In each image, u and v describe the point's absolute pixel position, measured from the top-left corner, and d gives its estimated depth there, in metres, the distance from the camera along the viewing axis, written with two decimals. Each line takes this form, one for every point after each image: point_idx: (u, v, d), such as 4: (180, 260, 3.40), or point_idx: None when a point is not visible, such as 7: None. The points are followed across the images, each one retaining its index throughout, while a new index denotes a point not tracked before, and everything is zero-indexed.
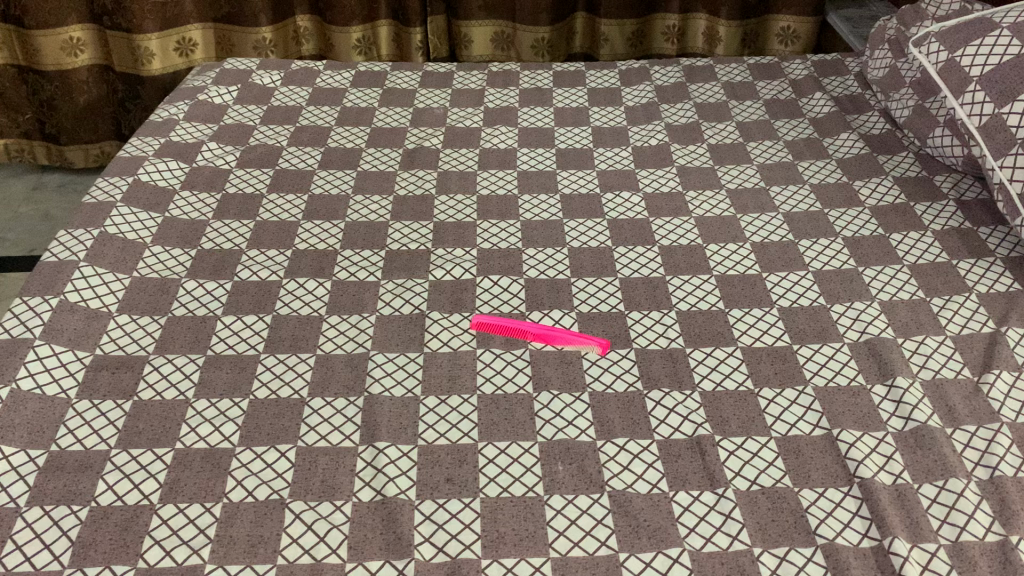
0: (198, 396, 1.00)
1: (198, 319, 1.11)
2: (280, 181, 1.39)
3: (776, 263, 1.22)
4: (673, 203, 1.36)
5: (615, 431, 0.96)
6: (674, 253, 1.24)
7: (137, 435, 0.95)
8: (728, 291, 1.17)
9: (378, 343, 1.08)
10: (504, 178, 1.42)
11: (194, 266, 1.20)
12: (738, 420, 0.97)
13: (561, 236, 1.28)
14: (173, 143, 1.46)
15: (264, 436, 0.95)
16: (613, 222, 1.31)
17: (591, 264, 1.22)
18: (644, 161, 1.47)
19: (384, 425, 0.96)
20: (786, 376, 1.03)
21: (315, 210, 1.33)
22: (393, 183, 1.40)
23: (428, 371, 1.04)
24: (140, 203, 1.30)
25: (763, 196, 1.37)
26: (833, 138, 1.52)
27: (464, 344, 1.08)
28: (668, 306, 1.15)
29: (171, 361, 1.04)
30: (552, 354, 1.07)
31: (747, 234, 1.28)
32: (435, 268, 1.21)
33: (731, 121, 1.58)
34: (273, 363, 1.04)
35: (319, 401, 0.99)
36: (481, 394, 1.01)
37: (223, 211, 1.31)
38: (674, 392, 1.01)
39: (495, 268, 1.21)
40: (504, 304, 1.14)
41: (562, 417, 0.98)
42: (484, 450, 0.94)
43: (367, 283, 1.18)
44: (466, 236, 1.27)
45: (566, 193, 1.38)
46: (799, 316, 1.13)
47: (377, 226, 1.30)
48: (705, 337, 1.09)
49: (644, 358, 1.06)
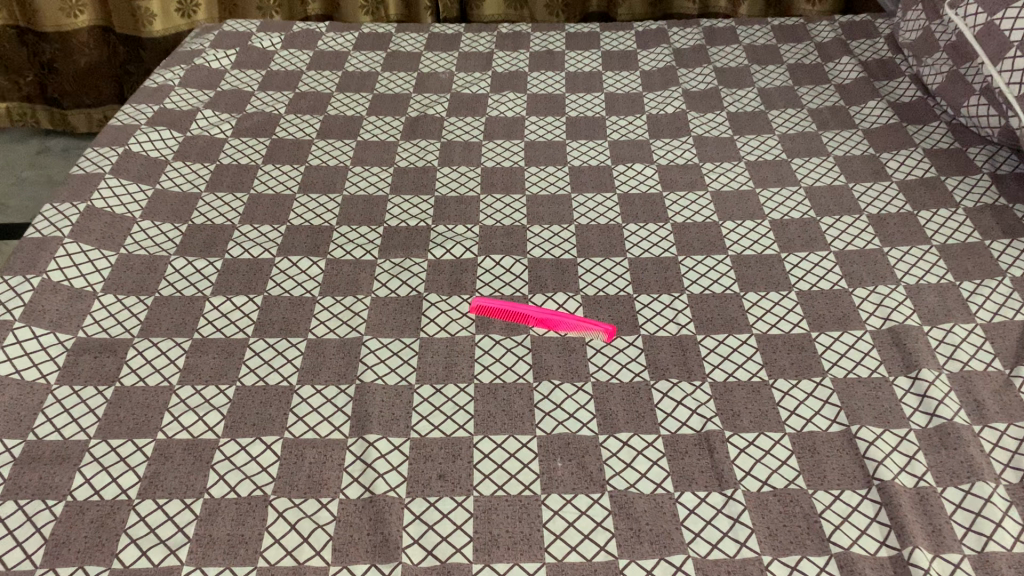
0: (183, 383, 0.95)
1: (186, 300, 1.06)
2: (276, 151, 1.34)
3: (796, 243, 1.15)
4: (688, 176, 1.29)
5: (619, 425, 0.91)
6: (688, 231, 1.18)
7: (118, 424, 0.91)
8: (743, 273, 1.11)
9: (373, 327, 1.03)
10: (510, 149, 1.36)
11: (184, 242, 1.15)
12: (750, 414, 0.92)
13: (568, 213, 1.21)
14: (166, 110, 1.40)
15: (250, 426, 0.90)
16: (624, 197, 1.25)
17: (599, 243, 1.16)
18: (659, 130, 1.40)
19: (375, 415, 0.92)
20: (803, 367, 0.97)
21: (312, 183, 1.27)
22: (394, 154, 1.34)
23: (423, 358, 0.99)
24: (130, 175, 1.25)
25: (784, 169, 1.30)
26: (860, 106, 1.43)
27: (462, 329, 1.03)
28: (679, 288, 1.09)
29: (156, 344, 1.00)
30: (556, 341, 1.01)
31: (765, 211, 1.21)
32: (435, 247, 1.15)
33: (752, 87, 1.50)
34: (262, 347, 1.00)
35: (309, 389, 0.95)
36: (478, 383, 0.96)
37: (216, 184, 1.26)
38: (683, 382, 0.96)
39: (497, 248, 1.15)
40: (506, 286, 1.09)
41: (563, 409, 0.93)
42: (480, 444, 0.89)
43: (363, 262, 1.13)
44: (469, 212, 1.22)
45: (575, 165, 1.32)
46: (819, 301, 1.06)
47: (376, 201, 1.24)
48: (717, 323, 1.03)
49: (652, 347, 1.00)
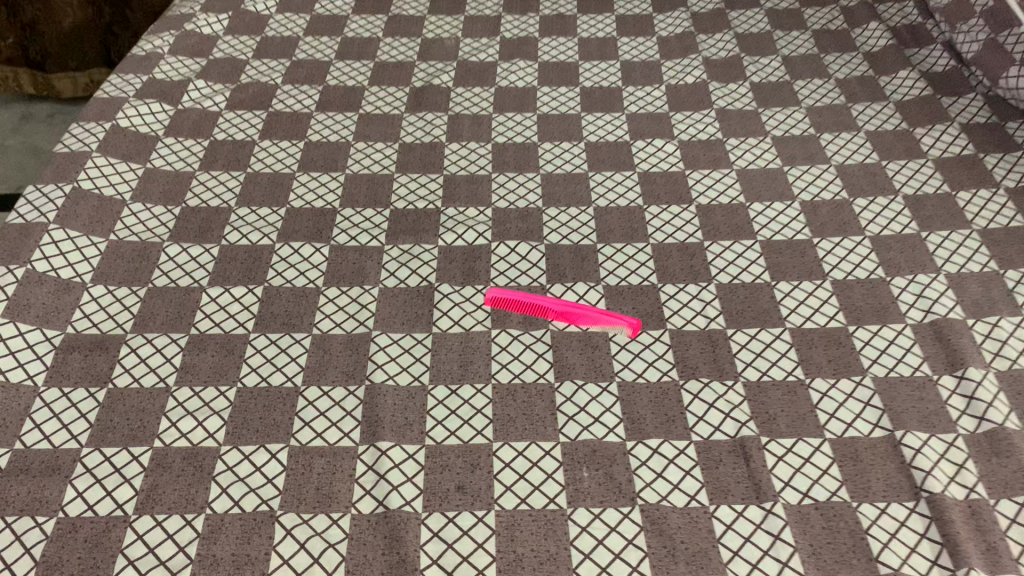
0: (180, 384, 0.89)
1: (181, 291, 0.99)
2: (274, 125, 1.26)
3: (828, 227, 1.09)
4: (712, 153, 1.22)
5: (647, 430, 0.85)
6: (713, 215, 1.11)
7: (111, 431, 0.84)
8: (773, 260, 1.04)
9: (381, 321, 0.96)
10: (522, 123, 1.28)
11: (178, 227, 1.08)
12: (787, 418, 0.86)
13: (585, 195, 1.15)
14: (156, 81, 1.32)
15: (253, 433, 0.85)
16: (645, 176, 1.18)
17: (620, 228, 1.09)
18: (679, 102, 1.32)
19: (387, 420, 0.86)
20: (841, 365, 0.91)
21: (313, 160, 1.20)
22: (399, 128, 1.26)
23: (437, 355, 0.93)
24: (119, 153, 1.17)
25: (812, 145, 1.23)
26: (891, 76, 1.35)
27: (478, 323, 0.96)
28: (706, 278, 1.02)
29: (151, 341, 0.93)
30: (577, 337, 0.95)
31: (794, 191, 1.15)
32: (445, 232, 1.08)
33: (776, 55, 1.42)
34: (264, 344, 0.93)
35: (315, 391, 0.89)
36: (496, 384, 0.90)
37: (211, 161, 1.18)
38: (714, 382, 0.90)
39: (512, 233, 1.08)
40: (522, 277, 1.02)
41: (587, 413, 0.87)
42: (500, 452, 0.83)
43: (369, 249, 1.06)
44: (480, 193, 1.15)
45: (591, 141, 1.24)
46: (855, 291, 1.00)
47: (381, 180, 1.17)
48: (748, 316, 0.97)
49: (680, 343, 0.94)
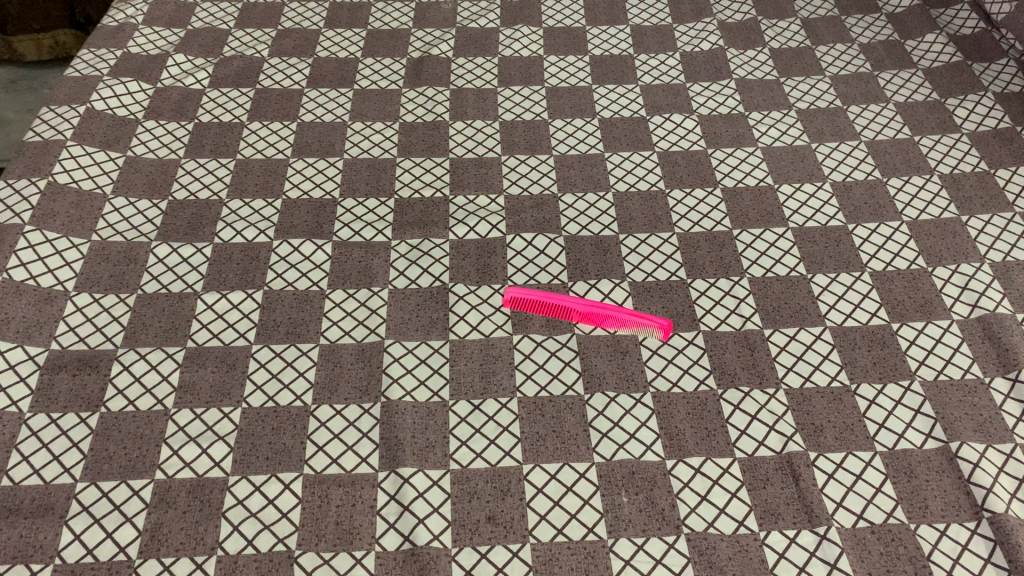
0: (180, 406, 0.82)
1: (173, 298, 0.91)
2: (262, 104, 1.16)
3: (862, 212, 1.02)
4: (734, 129, 1.14)
5: (688, 448, 0.79)
6: (740, 199, 1.04)
7: (107, 462, 0.78)
8: (808, 250, 0.98)
9: (393, 328, 0.89)
10: (530, 97, 1.19)
11: (166, 223, 0.99)
12: (834, 430, 0.81)
13: (603, 178, 1.07)
14: (131, 56, 1.21)
15: (263, 461, 0.78)
16: (664, 157, 1.10)
17: (642, 216, 1.02)
18: (695, 72, 1.24)
19: (407, 443, 0.79)
20: (887, 369, 0.86)
21: (308, 144, 1.11)
22: (398, 105, 1.17)
23: (456, 366, 0.86)
24: (96, 140, 1.08)
25: (840, 119, 1.15)
26: (917, 40, 1.28)
27: (498, 328, 0.90)
28: (738, 271, 0.96)
29: (145, 357, 0.86)
30: (605, 341, 0.89)
31: (825, 171, 1.08)
32: (456, 224, 1.01)
33: (795, 18, 1.34)
34: (269, 358, 0.86)
35: (327, 411, 0.82)
36: (522, 397, 0.83)
37: (197, 147, 1.09)
38: (754, 391, 0.84)
39: (527, 224, 1.01)
40: (542, 274, 0.95)
41: (622, 429, 0.81)
42: (531, 476, 0.77)
43: (375, 245, 0.98)
44: (490, 178, 1.07)
45: (605, 117, 1.16)
46: (896, 284, 0.94)
47: (382, 166, 1.08)
48: (785, 314, 0.91)
49: (716, 346, 0.88)
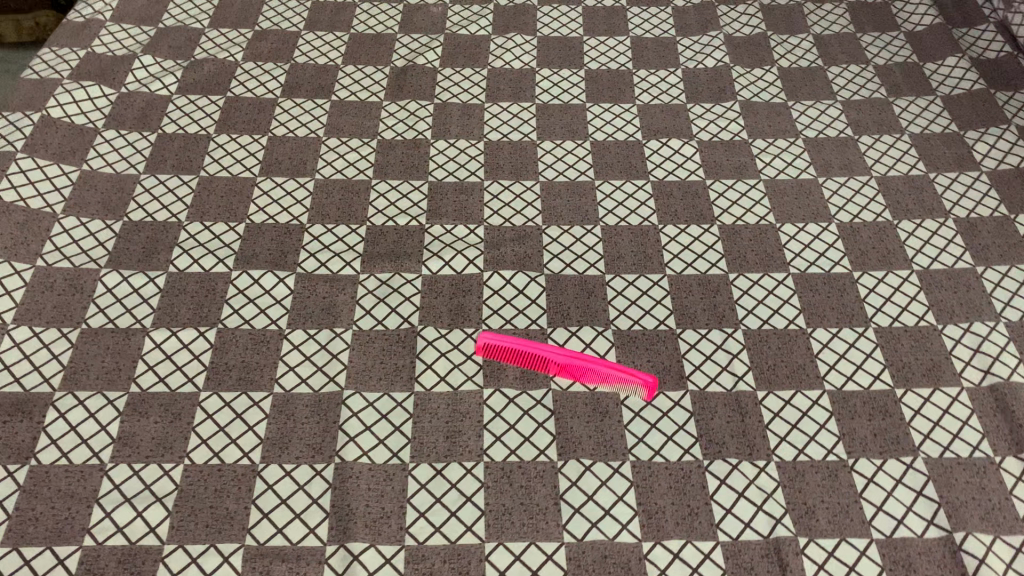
0: (117, 461, 0.75)
1: (119, 335, 0.85)
2: (231, 114, 1.09)
3: (869, 258, 0.95)
4: (736, 158, 1.07)
5: (666, 528, 0.73)
6: (738, 239, 0.97)
7: (33, 524, 0.71)
8: (808, 300, 0.91)
9: (354, 376, 0.82)
10: (519, 115, 1.12)
11: (118, 248, 0.92)
12: (828, 512, 0.74)
13: (592, 209, 1.00)
14: (94, 57, 1.14)
15: (202, 529, 0.72)
16: (659, 187, 1.03)
17: (632, 253, 0.95)
18: (697, 91, 1.16)
19: (361, 513, 0.73)
20: (889, 442, 0.79)
21: (278, 160, 1.03)
22: (377, 120, 1.10)
23: (419, 423, 0.79)
24: (49, 152, 1.01)
25: (850, 151, 1.07)
26: (937, 63, 1.19)
27: (467, 380, 0.83)
28: (731, 322, 0.88)
29: (83, 402, 0.79)
30: (584, 400, 0.82)
31: (830, 210, 1.00)
32: (431, 257, 0.93)
33: (807, 34, 1.25)
34: (218, 407, 0.80)
35: (276, 472, 0.75)
36: (488, 462, 0.77)
37: (158, 161, 1.02)
38: (743, 463, 0.77)
39: (508, 259, 0.94)
40: (519, 317, 0.88)
41: (596, 503, 0.74)
42: (493, 556, 0.71)
43: (341, 279, 0.91)
44: (470, 205, 0.99)
45: (598, 140, 1.09)
46: (902, 344, 0.87)
47: (355, 188, 1.01)
48: (780, 374, 0.84)
49: (703, 410, 0.81)
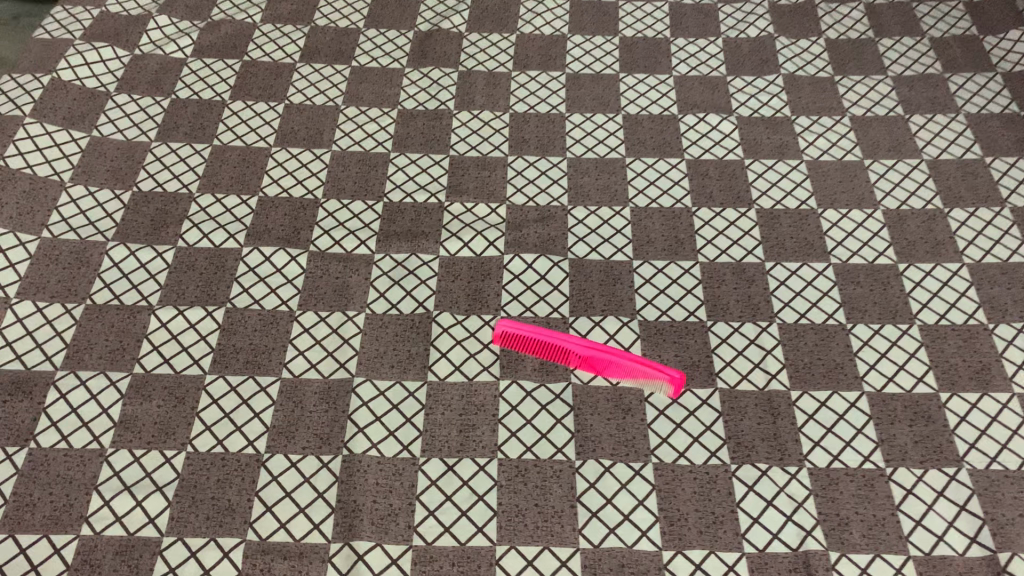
0: (117, 446, 0.73)
1: (124, 313, 0.81)
2: (247, 80, 1.04)
3: (916, 249, 0.89)
4: (777, 137, 1.00)
5: (689, 537, 0.69)
6: (777, 224, 0.91)
7: (30, 510, 0.69)
8: (848, 294, 0.85)
9: (366, 363, 0.79)
10: (548, 85, 1.06)
11: (126, 220, 0.89)
12: (862, 525, 0.70)
13: (621, 189, 0.94)
14: (108, 17, 1.10)
15: (202, 522, 0.69)
16: (694, 166, 0.97)
17: (663, 238, 0.90)
18: (737, 63, 1.09)
19: (367, 510, 0.70)
20: (932, 451, 0.74)
21: (294, 130, 0.99)
22: (398, 88, 1.05)
23: (431, 415, 0.76)
24: (58, 117, 0.97)
25: (900, 131, 1.01)
26: (998, 37, 1.11)
27: (484, 371, 0.79)
28: (766, 316, 0.83)
29: (85, 383, 0.76)
30: (606, 395, 0.77)
31: (876, 196, 0.94)
32: (450, 237, 0.89)
33: (858, 2, 1.18)
34: (223, 392, 0.76)
35: (281, 463, 0.72)
36: (502, 459, 0.73)
37: (170, 128, 0.98)
38: (773, 469, 0.73)
39: (530, 241, 0.89)
40: (541, 304, 0.84)
41: (615, 507, 0.70)
42: (504, 560, 0.67)
43: (355, 258, 0.87)
44: (493, 182, 0.94)
45: (631, 114, 1.03)
46: (950, 344, 0.81)
47: (373, 161, 0.96)
48: (816, 373, 0.79)
49: (732, 410, 0.76)
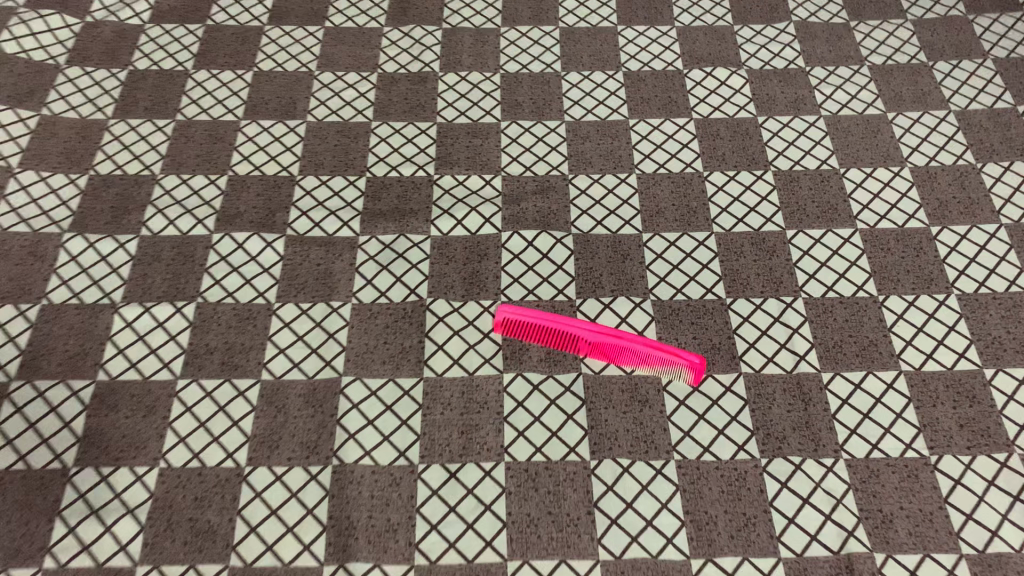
0: (82, 465, 0.65)
1: (84, 313, 0.74)
2: (211, 47, 0.95)
3: (949, 210, 0.82)
4: (792, 91, 0.92)
5: (719, 543, 0.62)
6: (796, 188, 0.84)
7: None
8: (879, 262, 0.78)
9: (354, 360, 0.71)
10: (540, 42, 0.97)
11: (83, 208, 0.80)
12: (908, 522, 0.63)
13: (626, 154, 0.86)
14: None
15: (180, 547, 0.62)
16: (703, 126, 0.89)
17: (674, 207, 0.82)
18: (745, 11, 1.01)
19: (363, 526, 0.63)
20: (979, 435, 0.67)
21: (265, 101, 0.90)
22: (377, 50, 0.96)
23: (429, 416, 0.68)
24: (3, 95, 0.88)
25: (924, 80, 0.93)
26: None
27: (484, 364, 0.71)
28: (790, 290, 0.76)
29: (43, 394, 0.69)
30: (620, 386, 0.70)
31: (902, 152, 0.86)
32: (441, 214, 0.81)
33: None
34: (197, 399, 0.69)
35: (266, 477, 0.65)
36: (510, 463, 0.66)
37: (128, 103, 0.89)
38: (807, 462, 0.66)
39: (529, 216, 0.81)
40: (544, 287, 0.76)
41: (636, 513, 0.64)
42: None
43: (338, 242, 0.79)
44: (485, 151, 0.86)
45: (632, 71, 0.94)
46: (992, 314, 0.74)
47: (353, 132, 0.88)
48: (849, 353, 0.72)
49: (759, 398, 0.70)
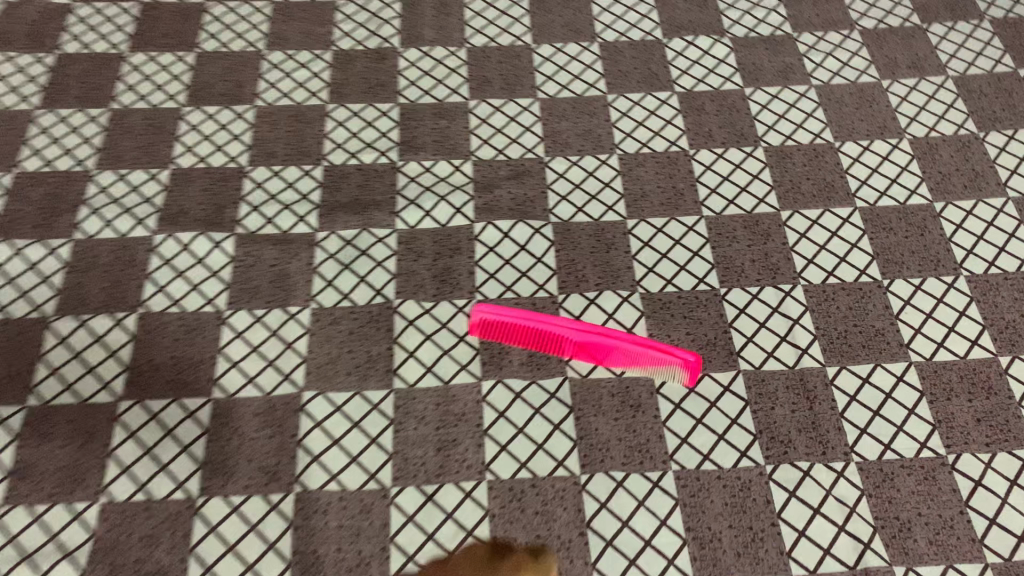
0: (13, 503, 0.58)
1: (12, 329, 0.66)
2: (148, 26, 0.87)
3: (953, 184, 0.76)
4: (780, 59, 0.86)
5: (725, 563, 0.57)
6: (790, 164, 0.78)
7: None
8: (881, 243, 0.72)
9: (316, 372, 0.65)
10: (508, 12, 0.90)
11: (8, 211, 0.72)
12: (928, 530, 0.58)
13: (605, 133, 0.80)
14: None
15: None
16: (687, 100, 0.83)
17: (659, 190, 0.76)
18: None
19: (332, 561, 0.57)
20: (998, 430, 0.62)
21: (210, 84, 0.82)
22: (331, 25, 0.88)
23: (402, 432, 0.62)
24: None
25: (919, 44, 0.87)
26: None
27: (460, 371, 0.65)
28: (788, 277, 0.70)
29: None
30: (609, 391, 0.64)
31: (900, 123, 0.81)
32: (406, 205, 0.74)
33: None
34: (142, 422, 0.62)
35: (221, 509, 0.59)
36: (492, 482, 0.60)
37: (57, 92, 0.81)
38: (815, 468, 0.61)
39: (503, 204, 0.74)
40: (522, 282, 0.70)
41: (633, 532, 0.58)
42: None
43: (294, 239, 0.72)
44: (453, 134, 0.79)
45: (608, 42, 0.87)
46: (1004, 296, 0.69)
47: (307, 116, 0.80)
48: (855, 344, 0.67)
49: (761, 398, 0.64)
